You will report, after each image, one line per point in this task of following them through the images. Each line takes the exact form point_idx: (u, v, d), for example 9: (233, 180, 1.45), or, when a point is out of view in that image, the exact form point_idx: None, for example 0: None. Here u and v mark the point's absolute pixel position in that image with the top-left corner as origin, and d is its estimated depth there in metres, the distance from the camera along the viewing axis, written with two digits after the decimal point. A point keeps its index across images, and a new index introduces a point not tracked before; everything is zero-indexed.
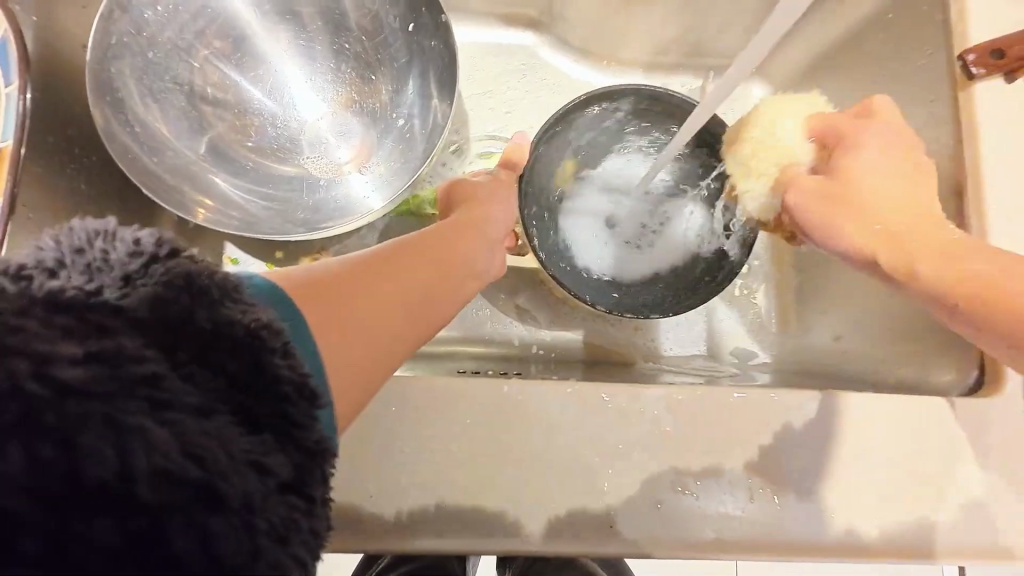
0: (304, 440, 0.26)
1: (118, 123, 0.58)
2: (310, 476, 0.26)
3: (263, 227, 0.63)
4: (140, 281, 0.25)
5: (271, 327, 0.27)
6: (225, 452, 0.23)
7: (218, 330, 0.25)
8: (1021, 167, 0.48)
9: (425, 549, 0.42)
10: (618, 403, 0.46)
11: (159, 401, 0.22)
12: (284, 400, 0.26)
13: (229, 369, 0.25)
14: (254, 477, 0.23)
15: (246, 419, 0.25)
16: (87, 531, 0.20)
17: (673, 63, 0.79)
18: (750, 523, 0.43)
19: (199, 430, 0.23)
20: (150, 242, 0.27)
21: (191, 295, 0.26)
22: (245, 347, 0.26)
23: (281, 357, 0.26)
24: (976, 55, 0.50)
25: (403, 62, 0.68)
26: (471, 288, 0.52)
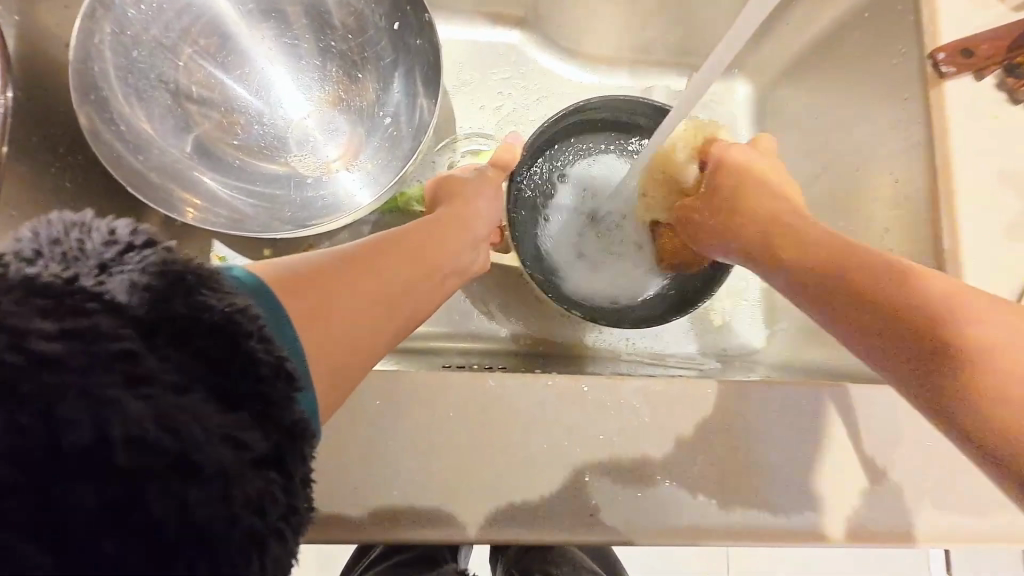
0: (281, 419, 0.27)
1: (103, 122, 0.58)
2: (286, 455, 0.27)
3: (250, 225, 0.63)
4: (115, 269, 0.26)
5: (246, 313, 0.28)
6: (201, 425, 0.24)
7: (195, 315, 0.26)
8: (990, 163, 0.49)
9: (410, 539, 0.43)
10: (599, 396, 0.47)
11: (135, 375, 0.23)
12: (262, 381, 0.27)
13: (206, 349, 0.26)
14: (230, 450, 0.24)
15: (222, 398, 0.25)
16: (67, 496, 0.21)
17: (659, 62, 0.79)
18: (727, 510, 0.45)
19: (175, 405, 0.23)
20: (125, 232, 0.27)
21: (167, 282, 0.26)
22: (222, 329, 0.26)
23: (258, 341, 0.27)
24: (945, 54, 0.51)
25: (389, 59, 0.68)
26: (454, 284, 0.54)
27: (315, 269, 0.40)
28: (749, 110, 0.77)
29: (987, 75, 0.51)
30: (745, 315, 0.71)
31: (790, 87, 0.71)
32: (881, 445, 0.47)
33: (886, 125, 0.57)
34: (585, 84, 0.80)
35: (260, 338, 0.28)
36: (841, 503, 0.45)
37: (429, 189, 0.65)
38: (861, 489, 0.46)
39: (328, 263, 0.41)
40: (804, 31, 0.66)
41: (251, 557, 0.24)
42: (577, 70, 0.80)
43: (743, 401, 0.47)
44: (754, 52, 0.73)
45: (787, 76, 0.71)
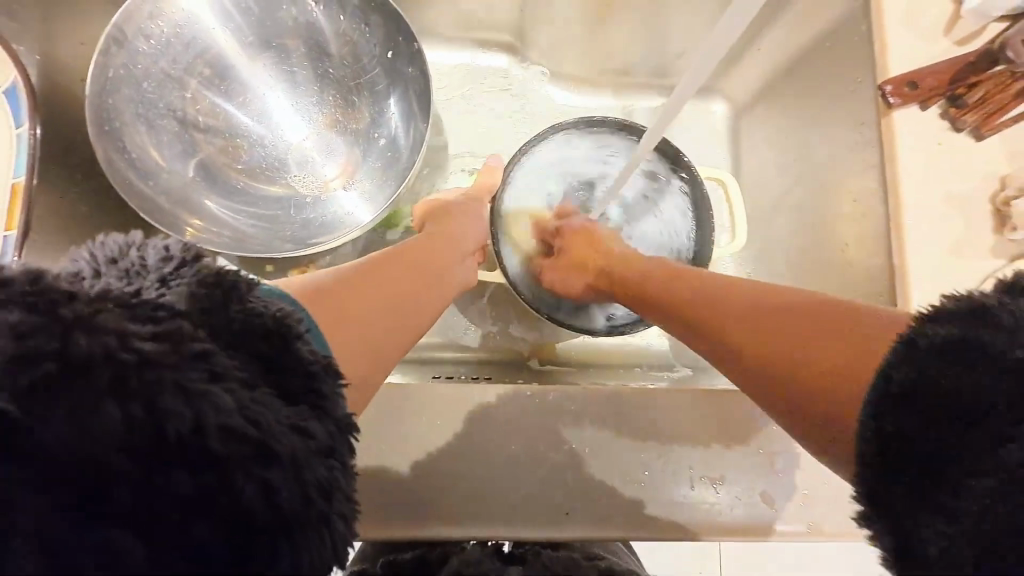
0: (334, 413, 0.30)
1: (116, 152, 0.62)
2: (340, 446, 0.30)
3: (252, 244, 0.68)
4: (174, 281, 0.29)
5: (291, 318, 0.31)
6: (273, 416, 0.27)
7: (250, 323, 0.29)
8: (936, 186, 0.53)
9: (400, 535, 0.47)
10: (575, 404, 0.51)
11: (215, 372, 0.25)
12: (313, 377, 0.30)
13: (266, 352, 0.29)
14: (299, 440, 0.27)
15: (284, 394, 0.28)
16: (167, 483, 0.23)
17: (641, 84, 0.84)
18: (693, 507, 0.49)
19: (252, 397, 0.26)
20: (178, 248, 0.31)
21: (222, 291, 0.30)
22: (276, 333, 0.30)
23: (303, 342, 0.31)
24: (893, 85, 0.55)
25: (383, 86, 0.73)
26: (450, 293, 0.58)
27: (324, 291, 0.43)
28: (727, 127, 0.81)
29: (932, 105, 0.54)
30: None
31: (764, 108, 0.75)
32: None
33: (846, 147, 0.61)
34: (570, 105, 0.84)
35: (305, 342, 0.31)
36: (799, 500, 0.49)
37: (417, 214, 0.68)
38: (815, 487, 0.49)
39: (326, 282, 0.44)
40: (775, 55, 0.70)
41: (324, 538, 0.27)
42: (562, 91, 0.84)
43: (709, 408, 0.51)
44: (729, 74, 0.77)
45: (761, 98, 0.75)
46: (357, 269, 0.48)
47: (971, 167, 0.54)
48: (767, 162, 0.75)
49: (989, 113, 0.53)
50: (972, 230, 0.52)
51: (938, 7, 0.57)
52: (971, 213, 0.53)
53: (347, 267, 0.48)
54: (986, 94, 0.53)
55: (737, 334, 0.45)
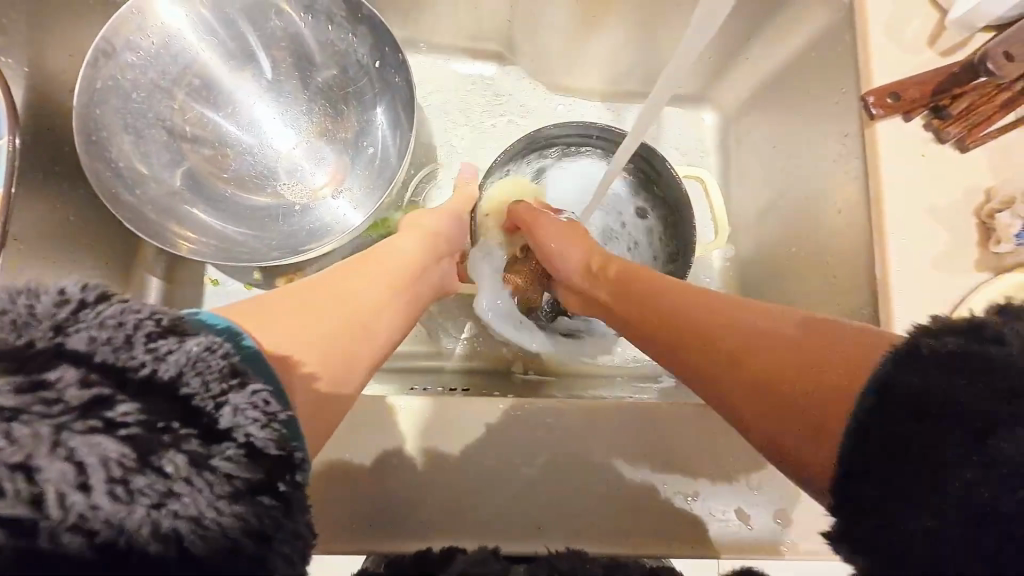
0: (271, 450, 0.28)
1: (103, 163, 0.64)
2: (281, 482, 0.28)
3: (239, 253, 0.69)
4: (72, 328, 0.25)
5: (217, 350, 0.28)
6: (188, 462, 0.25)
7: (162, 363, 0.26)
8: (919, 199, 0.52)
9: (368, 549, 0.47)
10: (550, 416, 0.51)
11: (111, 419, 0.23)
12: (243, 413, 0.27)
13: (180, 391, 0.26)
14: (225, 481, 0.26)
15: (209, 432, 0.26)
16: (57, 543, 0.22)
17: (630, 92, 0.84)
18: (666, 522, 0.48)
19: (158, 443, 0.24)
20: (74, 288, 0.26)
21: (126, 332, 0.26)
22: (192, 370, 0.27)
23: (230, 375, 0.28)
24: (875, 96, 0.54)
25: (370, 95, 0.73)
26: (424, 298, 0.57)
27: (285, 305, 0.42)
28: (716, 136, 0.80)
29: (915, 116, 0.54)
30: None
31: (751, 117, 0.74)
32: None
33: (831, 157, 0.60)
34: (559, 113, 0.84)
35: (231, 374, 0.28)
36: (776, 517, 0.48)
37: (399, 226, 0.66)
38: (791, 505, 0.48)
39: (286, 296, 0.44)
40: (762, 64, 0.70)
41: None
42: (550, 99, 0.84)
43: (685, 422, 0.51)
44: (717, 82, 0.77)
45: (748, 106, 0.75)
46: (318, 279, 0.47)
47: (954, 179, 0.53)
48: (755, 171, 0.74)
49: (973, 124, 0.53)
50: (956, 243, 0.52)
51: (922, 17, 0.56)
52: (956, 225, 0.52)
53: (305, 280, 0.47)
54: (971, 104, 0.52)
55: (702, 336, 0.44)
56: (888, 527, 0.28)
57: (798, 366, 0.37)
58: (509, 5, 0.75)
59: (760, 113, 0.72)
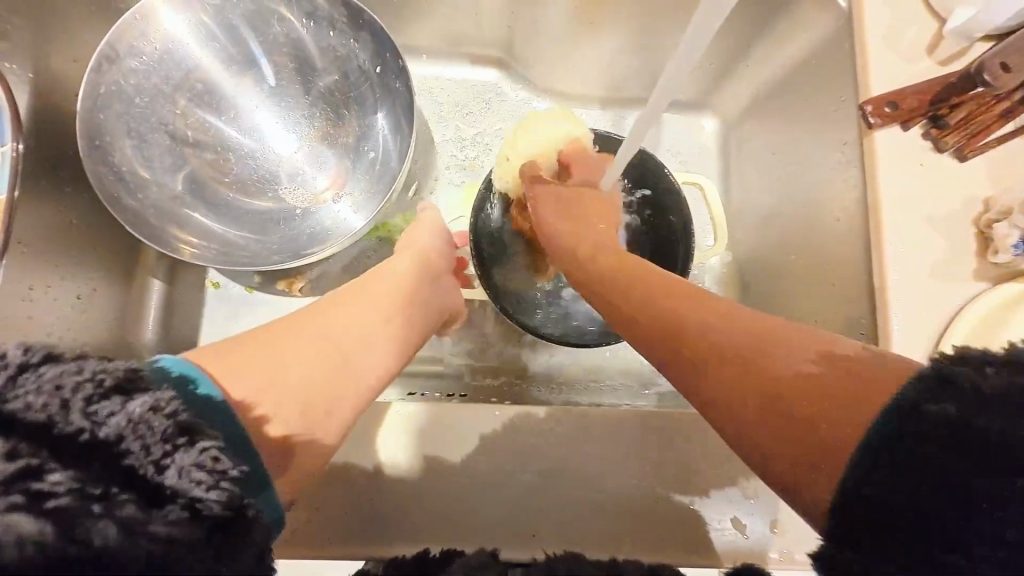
0: (211, 509, 0.28)
1: (106, 167, 0.64)
2: (226, 541, 0.28)
3: (239, 257, 0.69)
4: (14, 397, 0.27)
5: (156, 409, 0.29)
6: (112, 526, 0.24)
7: (100, 426, 0.28)
8: (917, 208, 0.52)
9: (363, 554, 0.46)
10: (547, 423, 0.51)
11: (39, 492, 0.25)
12: (180, 472, 0.28)
13: (120, 454, 0.27)
14: (160, 544, 0.25)
15: (146, 496, 0.27)
16: None
17: (631, 98, 0.84)
18: (662, 530, 0.48)
19: (86, 513, 0.24)
20: (19, 353, 0.28)
21: (64, 397, 0.28)
22: (132, 433, 0.28)
23: (168, 435, 0.28)
24: (872, 106, 0.54)
25: (371, 101, 0.74)
26: (425, 319, 0.57)
27: (275, 338, 0.44)
28: (716, 142, 0.81)
29: (914, 125, 0.54)
30: None
31: (752, 124, 0.74)
32: None
33: (830, 165, 0.60)
34: None
35: (170, 435, 0.29)
36: (772, 527, 0.48)
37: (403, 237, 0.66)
38: (788, 514, 0.48)
39: (278, 327, 0.45)
40: (762, 71, 0.70)
41: None
42: (551, 105, 0.84)
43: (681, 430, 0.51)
44: (718, 89, 0.77)
45: (748, 113, 0.75)
46: (311, 308, 0.49)
47: (953, 188, 0.53)
48: (755, 177, 0.74)
49: (973, 134, 0.52)
50: (954, 252, 0.51)
51: (922, 25, 0.56)
52: (954, 234, 0.52)
53: (299, 310, 0.48)
54: (969, 113, 0.52)
55: (716, 348, 0.40)
56: (882, 539, 0.28)
57: (827, 382, 0.33)
58: (510, 12, 0.75)
59: (760, 119, 0.72)
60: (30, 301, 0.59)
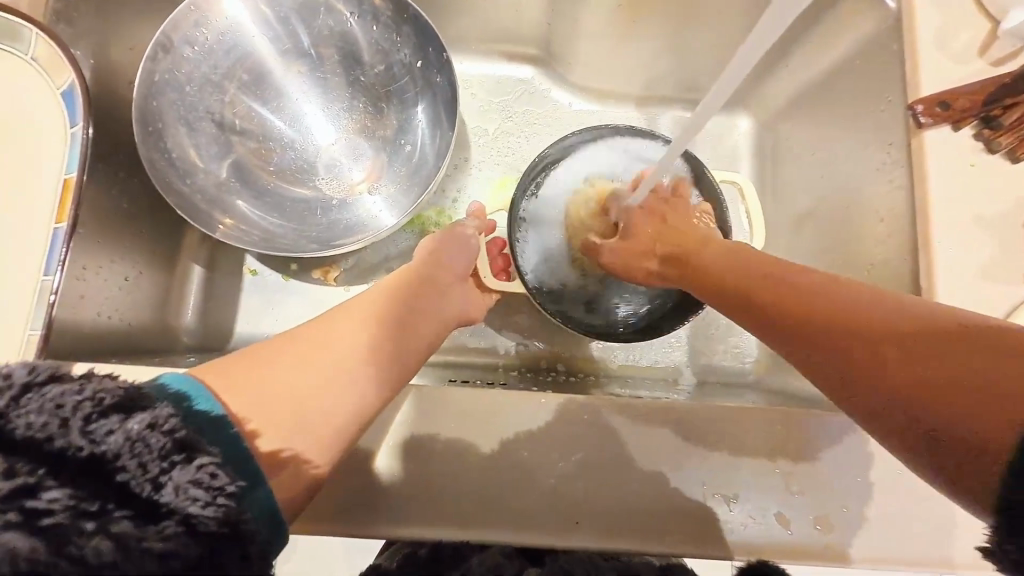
0: (202, 529, 0.31)
1: (159, 152, 0.66)
2: (218, 553, 0.31)
3: (280, 243, 0.70)
4: (15, 415, 0.30)
5: (153, 430, 0.32)
6: (106, 545, 0.28)
7: (100, 444, 0.30)
8: (970, 208, 0.52)
9: (406, 535, 0.47)
10: (588, 414, 0.51)
11: (33, 510, 0.28)
12: (170, 496, 0.31)
13: (115, 471, 0.30)
14: (155, 560, 0.29)
15: (140, 513, 0.30)
16: None
17: (666, 97, 0.84)
18: (705, 523, 0.48)
19: (78, 530, 0.28)
20: (23, 374, 0.31)
21: (64, 417, 0.30)
22: (130, 450, 0.31)
23: (161, 458, 0.31)
24: (924, 105, 0.54)
25: (411, 94, 0.75)
26: (432, 328, 0.55)
27: (281, 350, 0.44)
28: (750, 143, 0.81)
29: (966, 126, 0.53)
30: (734, 344, 0.75)
31: (790, 124, 0.74)
32: (856, 472, 0.49)
33: (874, 165, 0.60)
34: (594, 117, 0.85)
35: (163, 458, 0.31)
36: (814, 524, 0.48)
37: (422, 245, 0.64)
38: (831, 510, 0.48)
39: (294, 334, 0.46)
40: (804, 71, 0.70)
41: None
42: (585, 102, 0.85)
43: (723, 425, 0.51)
44: (756, 89, 0.77)
45: (786, 113, 0.75)
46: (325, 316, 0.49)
47: (1005, 190, 0.52)
48: (793, 178, 0.74)
49: None
50: (1005, 253, 0.51)
51: (974, 26, 0.56)
52: (1006, 235, 0.51)
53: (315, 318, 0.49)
54: None
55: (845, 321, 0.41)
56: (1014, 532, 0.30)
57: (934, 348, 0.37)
58: (550, 9, 0.76)
59: (799, 119, 0.72)
60: (83, 280, 0.60)
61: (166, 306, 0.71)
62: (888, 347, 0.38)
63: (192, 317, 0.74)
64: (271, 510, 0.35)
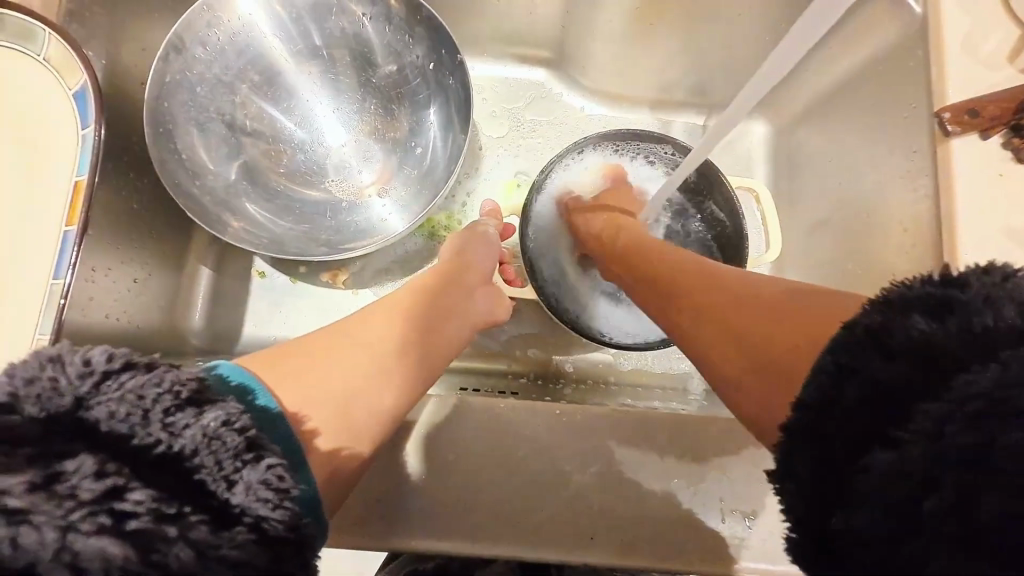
0: (273, 535, 0.30)
1: (169, 153, 0.65)
2: (284, 563, 0.30)
3: (290, 246, 0.69)
4: (93, 402, 0.29)
5: (228, 427, 0.31)
6: (186, 552, 0.27)
7: (178, 438, 0.30)
8: (998, 219, 0.50)
9: (417, 548, 0.46)
10: (602, 426, 0.50)
11: (118, 511, 0.26)
12: (246, 498, 0.30)
13: (193, 468, 0.29)
14: (229, 570, 0.28)
15: (215, 516, 0.29)
16: None
17: (680, 101, 0.83)
18: (723, 540, 0.47)
19: (162, 536, 0.26)
20: (102, 359, 0.30)
21: (145, 408, 0.30)
22: (207, 448, 0.30)
23: (235, 455, 0.31)
24: (951, 113, 0.52)
25: (424, 96, 0.74)
26: (465, 331, 0.55)
27: (313, 349, 0.44)
28: (766, 149, 0.79)
29: (994, 135, 0.52)
30: None
31: (808, 130, 0.73)
32: None
33: (896, 173, 0.59)
34: (607, 121, 0.84)
35: (237, 455, 0.31)
36: None
37: (447, 245, 0.63)
38: None
39: (324, 335, 0.45)
40: (823, 75, 0.68)
41: None
42: (598, 106, 0.84)
43: (740, 440, 0.50)
44: (773, 93, 0.76)
45: (804, 119, 0.73)
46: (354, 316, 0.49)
47: None
48: (810, 186, 0.72)
49: None
50: None
51: (1002, 32, 0.55)
52: None
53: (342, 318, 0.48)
54: None
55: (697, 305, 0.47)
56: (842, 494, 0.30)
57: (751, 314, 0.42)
58: (563, 11, 0.75)
59: (818, 125, 0.71)
60: (92, 282, 0.60)
61: (174, 308, 0.71)
62: (718, 321, 0.44)
63: (200, 319, 0.73)
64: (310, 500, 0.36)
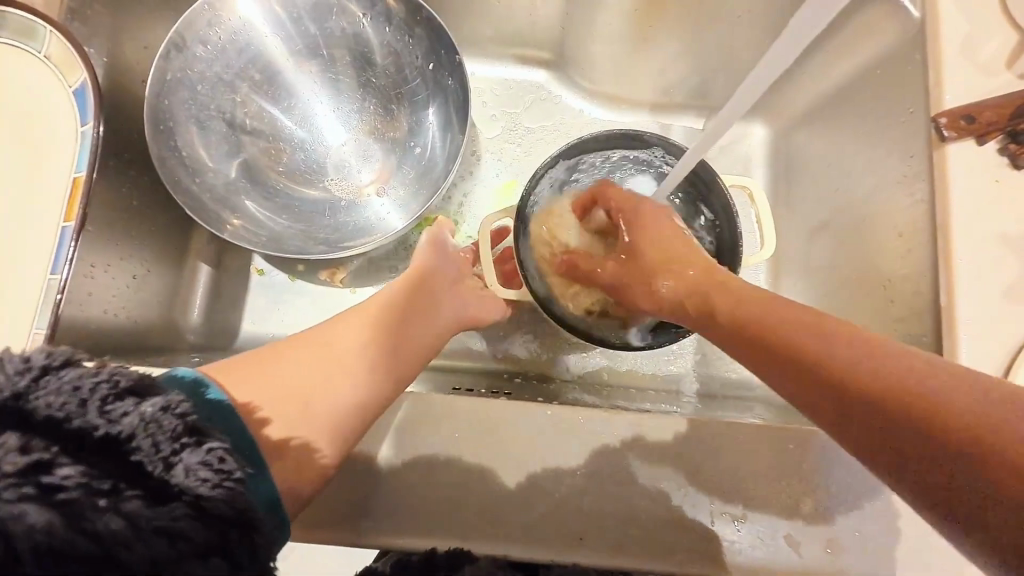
0: (214, 513, 0.30)
1: (168, 149, 0.66)
2: (226, 539, 0.31)
3: (287, 244, 0.70)
4: (33, 396, 0.28)
5: (167, 413, 0.31)
6: (119, 525, 0.27)
7: (115, 424, 0.30)
8: (994, 225, 0.50)
9: (406, 546, 0.46)
10: (593, 427, 0.50)
11: (49, 487, 0.27)
12: (184, 477, 0.30)
13: (130, 452, 0.30)
14: (164, 542, 0.28)
15: (152, 493, 0.29)
16: None
17: (679, 103, 0.83)
18: (712, 543, 0.47)
19: (91, 507, 0.27)
20: (41, 356, 0.29)
21: (82, 397, 0.29)
22: (144, 432, 0.30)
23: (172, 441, 0.31)
24: (948, 118, 0.52)
25: (423, 96, 0.74)
26: (438, 325, 0.55)
27: (284, 353, 0.45)
28: (764, 153, 0.79)
29: (990, 140, 0.52)
30: None
31: (807, 133, 0.73)
32: (869, 495, 0.48)
33: (893, 177, 0.58)
34: (606, 123, 0.84)
35: (174, 439, 0.31)
36: (825, 547, 0.46)
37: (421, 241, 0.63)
38: (844, 534, 0.47)
39: (295, 339, 0.47)
40: (822, 79, 0.68)
41: None
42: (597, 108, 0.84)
43: (731, 443, 0.50)
44: (771, 97, 0.76)
45: (803, 123, 0.73)
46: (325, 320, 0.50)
47: None
48: (807, 190, 0.72)
49: None
50: None
51: (1001, 38, 0.55)
52: None
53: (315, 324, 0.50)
54: None
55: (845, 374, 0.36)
56: None
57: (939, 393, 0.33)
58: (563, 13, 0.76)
59: (816, 128, 0.71)
60: (92, 277, 0.60)
61: (172, 304, 0.71)
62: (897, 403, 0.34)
63: (198, 315, 0.74)
64: (268, 496, 0.37)
